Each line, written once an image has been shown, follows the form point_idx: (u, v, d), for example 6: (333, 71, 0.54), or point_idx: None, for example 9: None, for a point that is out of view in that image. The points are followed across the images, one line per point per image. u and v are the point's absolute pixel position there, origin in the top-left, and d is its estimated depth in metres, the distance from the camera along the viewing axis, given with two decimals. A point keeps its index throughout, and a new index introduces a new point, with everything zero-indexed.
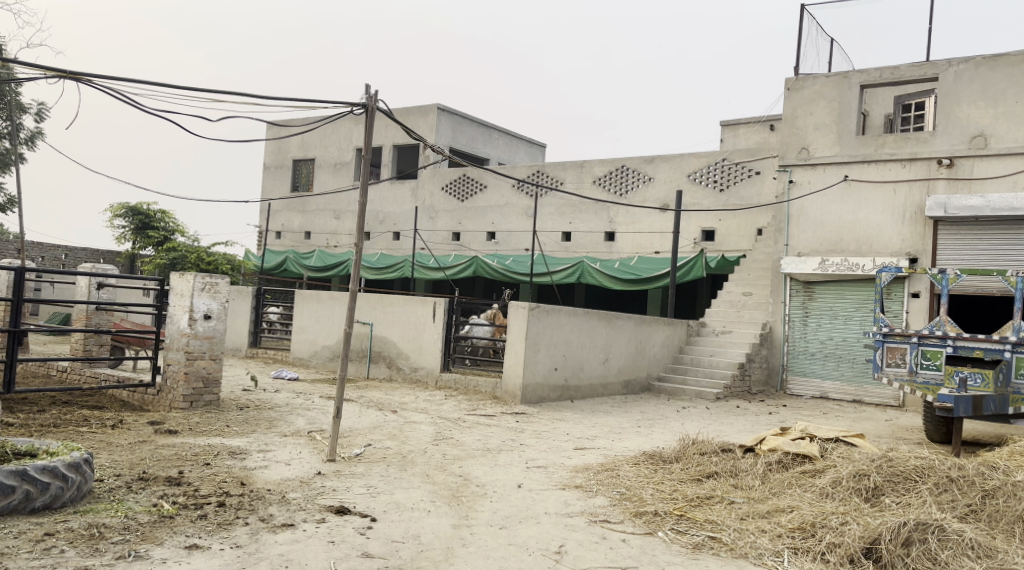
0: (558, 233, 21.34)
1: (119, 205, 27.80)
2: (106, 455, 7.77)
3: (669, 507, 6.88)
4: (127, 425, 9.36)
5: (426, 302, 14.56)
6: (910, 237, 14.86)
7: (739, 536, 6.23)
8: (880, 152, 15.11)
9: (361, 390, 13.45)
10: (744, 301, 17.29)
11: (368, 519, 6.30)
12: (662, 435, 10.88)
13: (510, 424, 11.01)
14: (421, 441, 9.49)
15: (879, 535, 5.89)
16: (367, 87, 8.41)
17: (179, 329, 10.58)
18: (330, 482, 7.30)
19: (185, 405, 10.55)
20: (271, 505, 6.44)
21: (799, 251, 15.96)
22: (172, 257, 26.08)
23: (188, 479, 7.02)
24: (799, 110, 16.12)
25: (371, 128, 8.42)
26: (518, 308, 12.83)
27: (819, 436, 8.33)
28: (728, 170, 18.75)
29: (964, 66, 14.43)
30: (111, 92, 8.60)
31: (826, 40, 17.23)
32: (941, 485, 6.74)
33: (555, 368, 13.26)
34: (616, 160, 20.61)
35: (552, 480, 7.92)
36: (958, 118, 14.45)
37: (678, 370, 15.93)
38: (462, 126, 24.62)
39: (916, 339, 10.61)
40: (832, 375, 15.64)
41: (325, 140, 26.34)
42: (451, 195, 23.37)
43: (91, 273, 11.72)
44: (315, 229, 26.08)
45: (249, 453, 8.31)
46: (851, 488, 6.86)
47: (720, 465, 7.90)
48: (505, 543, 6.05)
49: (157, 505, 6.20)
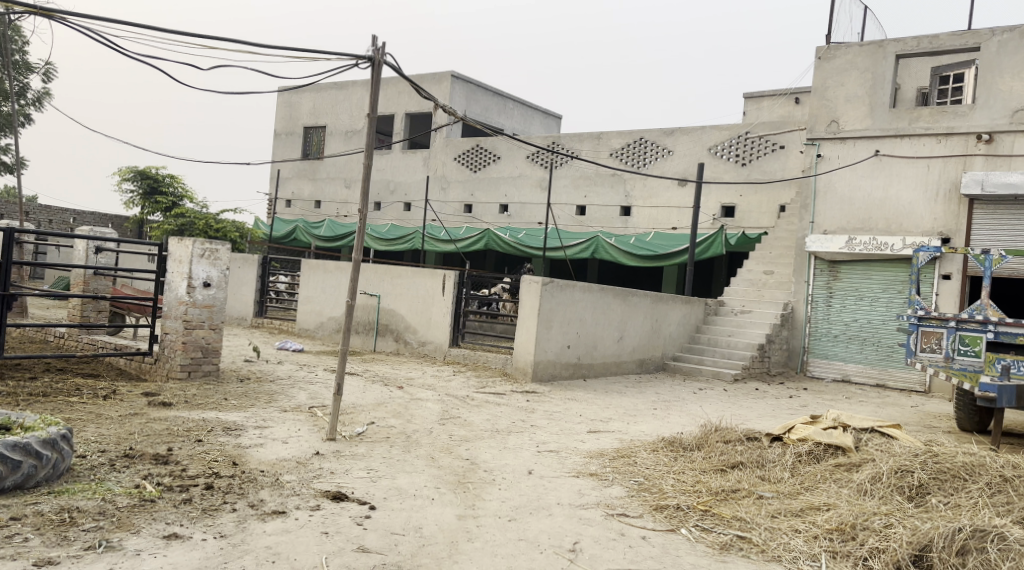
0: (573, 206, 20.74)
1: (127, 168, 27.30)
2: (92, 428, 7.31)
3: (693, 501, 6.36)
4: (120, 396, 8.91)
5: (436, 275, 14.02)
6: (942, 216, 14.18)
7: (770, 536, 5.74)
8: (915, 126, 14.42)
9: (367, 364, 12.96)
10: (765, 280, 16.66)
11: (367, 507, 5.80)
12: (679, 418, 10.36)
13: (520, 403, 10.52)
14: (427, 420, 8.98)
15: (929, 541, 5.39)
16: (375, 39, 7.82)
17: (178, 296, 10.10)
18: (329, 464, 6.82)
19: (182, 375, 10.06)
20: (262, 489, 5.95)
21: (825, 230, 15.30)
22: (179, 223, 25.71)
23: (176, 458, 6.53)
24: (830, 81, 15.41)
25: (378, 83, 7.81)
26: (531, 283, 12.26)
27: (853, 426, 7.75)
28: (751, 144, 18.07)
29: (1008, 36, 13.68)
30: (85, 30, 8.00)
31: (860, 7, 16.47)
32: (993, 486, 6.21)
33: (568, 346, 12.72)
34: (635, 132, 19.91)
35: (565, 466, 7.42)
36: (1000, 91, 13.72)
37: (695, 350, 15.38)
38: (478, 94, 23.97)
39: (955, 324, 10.06)
40: (854, 358, 15.10)
41: (336, 105, 25.72)
42: (464, 165, 22.75)
43: (87, 237, 11.24)
44: (325, 197, 25.58)
45: (244, 429, 7.83)
46: (892, 486, 6.35)
47: (746, 454, 7.37)
48: (514, 538, 5.56)
49: (140, 487, 5.73)
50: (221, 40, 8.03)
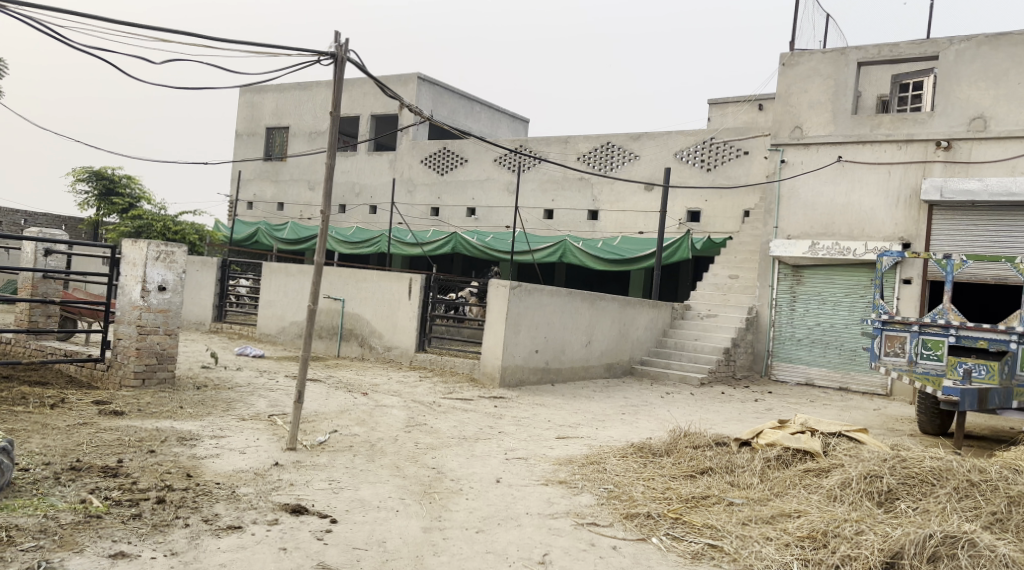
0: (540, 210, 20.59)
1: (82, 168, 26.62)
2: (37, 439, 6.97)
3: (663, 509, 6.20)
4: (69, 404, 8.54)
5: (402, 279, 13.76)
6: (903, 221, 14.25)
7: (742, 545, 5.59)
8: (876, 133, 14.48)
9: (329, 369, 12.65)
10: (730, 284, 16.64)
11: (328, 521, 5.56)
12: (648, 423, 10.22)
13: (488, 409, 10.29)
14: (392, 428, 8.73)
15: (901, 548, 5.30)
16: (338, 35, 7.57)
17: (131, 300, 9.73)
18: (288, 475, 6.55)
19: (136, 383, 9.69)
20: (217, 503, 5.67)
21: (789, 235, 15.30)
22: (136, 225, 25.12)
23: (126, 470, 6.22)
24: (793, 88, 15.43)
25: (340, 81, 7.56)
26: (498, 287, 12.07)
27: (821, 430, 7.65)
28: (716, 149, 18.07)
29: (965, 45, 13.78)
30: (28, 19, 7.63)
31: (823, 15, 16.55)
32: (962, 490, 6.13)
33: (536, 350, 12.53)
34: (602, 137, 19.82)
35: (533, 474, 7.22)
36: (957, 99, 13.82)
37: (662, 354, 15.29)
38: (443, 97, 23.74)
39: (918, 328, 10.03)
40: (818, 362, 15.12)
41: (299, 106, 25.30)
42: (430, 168, 22.50)
43: (35, 239, 10.81)
44: (288, 200, 25.16)
45: (200, 438, 7.52)
46: (861, 492, 6.26)
47: (715, 460, 7.25)
48: (482, 551, 5.34)
49: (85, 502, 5.42)
50: (175, 33, 7.73)
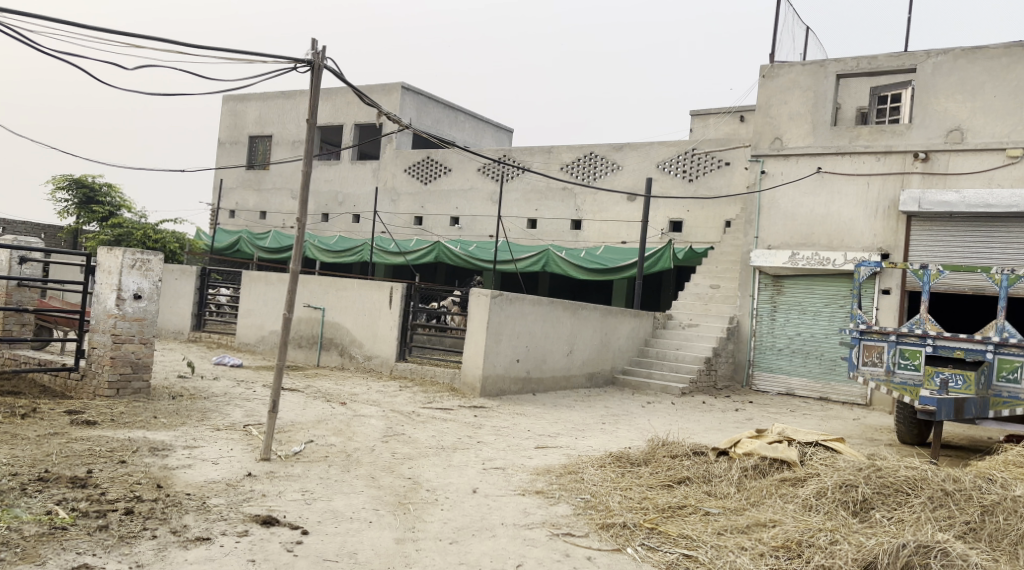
0: (523, 219, 20.59)
1: (61, 176, 26.41)
2: (6, 449, 6.86)
3: (639, 519, 6.17)
4: (41, 414, 8.42)
5: (383, 287, 13.71)
6: (882, 232, 14.34)
7: (717, 555, 5.57)
8: (855, 144, 14.59)
9: (308, 379, 12.55)
10: (711, 293, 16.68)
11: (299, 532, 5.49)
12: (627, 433, 10.20)
13: (467, 419, 10.24)
14: (369, 438, 8.66)
15: (874, 558, 5.30)
16: (315, 42, 7.55)
17: (106, 309, 9.62)
18: (261, 485, 6.47)
19: (110, 393, 9.58)
20: (187, 514, 5.60)
21: (769, 245, 15.37)
22: (115, 233, 24.92)
23: (95, 480, 6.13)
24: (774, 99, 15.52)
25: (316, 89, 7.53)
26: (479, 297, 12.03)
27: (798, 440, 7.65)
28: (697, 160, 18.15)
29: (942, 58, 13.91)
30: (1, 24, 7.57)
31: (802, 27, 16.67)
32: (936, 500, 6.14)
33: (517, 359, 12.49)
34: (584, 147, 19.86)
35: (510, 484, 7.17)
36: (935, 111, 13.95)
37: (643, 364, 15.30)
38: (427, 106, 23.73)
39: (895, 338, 10.08)
40: (798, 372, 15.17)
41: (282, 115, 25.23)
42: (413, 177, 22.46)
43: (9, 246, 10.69)
44: (270, 209, 25.06)
45: (173, 449, 7.43)
46: (836, 501, 6.26)
47: (692, 469, 7.25)
48: (454, 562, 5.29)
49: (51, 513, 5.33)
50: (150, 39, 7.68)
